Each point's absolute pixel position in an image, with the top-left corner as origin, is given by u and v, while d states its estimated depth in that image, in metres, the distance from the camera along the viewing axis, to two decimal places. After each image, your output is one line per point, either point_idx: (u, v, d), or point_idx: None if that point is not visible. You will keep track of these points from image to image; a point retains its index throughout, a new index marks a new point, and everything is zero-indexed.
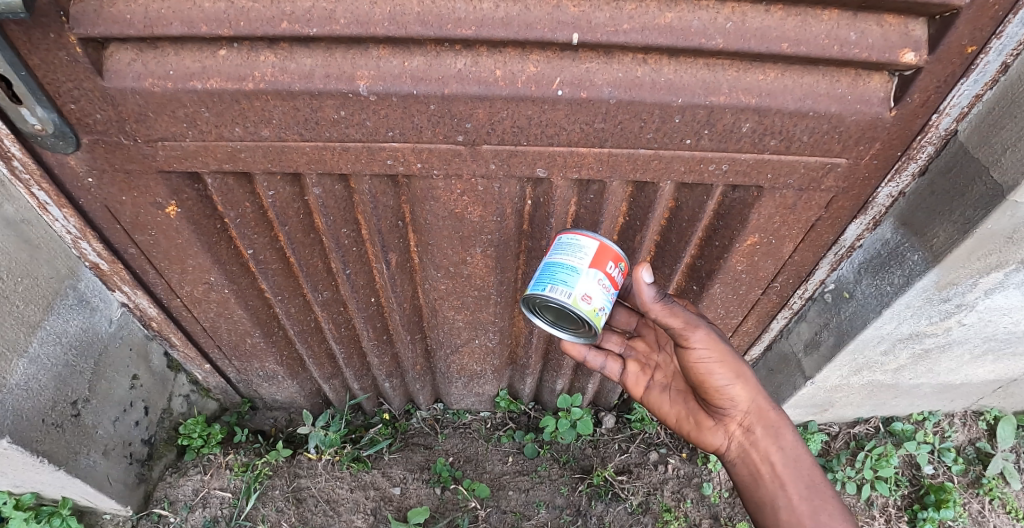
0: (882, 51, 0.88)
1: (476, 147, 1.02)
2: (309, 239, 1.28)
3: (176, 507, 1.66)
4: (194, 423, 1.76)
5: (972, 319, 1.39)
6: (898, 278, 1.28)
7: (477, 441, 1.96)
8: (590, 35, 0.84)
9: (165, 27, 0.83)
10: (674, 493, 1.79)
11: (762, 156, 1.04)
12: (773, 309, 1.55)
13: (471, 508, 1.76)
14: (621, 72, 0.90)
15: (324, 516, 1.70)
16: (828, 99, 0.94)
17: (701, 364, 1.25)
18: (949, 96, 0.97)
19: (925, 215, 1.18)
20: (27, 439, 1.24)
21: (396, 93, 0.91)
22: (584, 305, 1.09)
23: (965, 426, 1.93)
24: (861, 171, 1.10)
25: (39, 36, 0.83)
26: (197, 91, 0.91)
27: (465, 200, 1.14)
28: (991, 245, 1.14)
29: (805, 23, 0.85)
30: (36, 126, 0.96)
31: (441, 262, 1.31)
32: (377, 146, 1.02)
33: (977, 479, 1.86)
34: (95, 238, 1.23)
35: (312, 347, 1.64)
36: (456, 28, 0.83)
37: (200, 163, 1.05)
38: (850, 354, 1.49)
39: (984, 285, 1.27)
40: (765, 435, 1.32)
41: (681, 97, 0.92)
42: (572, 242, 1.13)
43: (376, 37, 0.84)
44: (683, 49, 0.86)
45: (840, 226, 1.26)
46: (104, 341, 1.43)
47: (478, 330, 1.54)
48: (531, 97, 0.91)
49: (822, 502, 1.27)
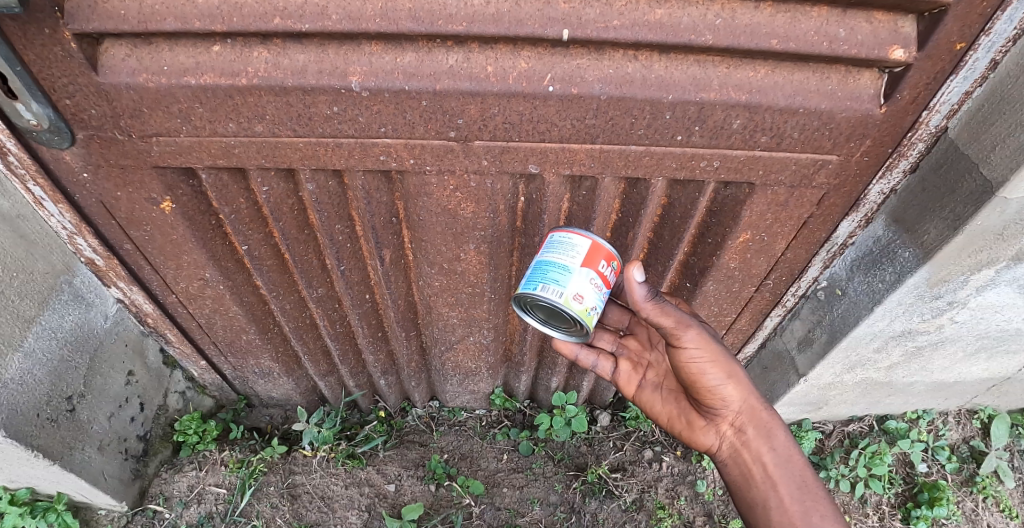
0: (872, 48, 0.88)
1: (469, 144, 1.03)
2: (304, 236, 1.29)
3: (172, 503, 1.66)
4: (190, 420, 1.77)
5: (963, 317, 1.40)
6: (890, 275, 1.28)
7: (472, 438, 1.97)
8: (581, 31, 0.85)
9: (159, 22, 0.84)
10: (668, 491, 1.79)
11: (753, 153, 1.05)
12: (766, 307, 1.56)
13: (465, 505, 1.76)
14: (612, 68, 0.90)
15: (319, 513, 1.71)
16: (818, 95, 0.94)
17: (693, 363, 1.25)
18: (938, 93, 0.98)
19: (916, 213, 1.19)
20: (22, 433, 1.24)
21: (388, 88, 0.91)
22: (575, 304, 1.09)
23: (959, 425, 1.93)
24: (851, 168, 1.11)
25: (34, 31, 0.84)
26: (192, 87, 0.92)
27: (458, 197, 1.15)
28: (981, 241, 1.15)
29: (795, 19, 0.85)
30: (31, 121, 0.97)
31: (435, 259, 1.31)
32: (370, 142, 1.03)
33: (971, 478, 1.86)
34: (91, 234, 1.24)
35: (308, 344, 1.65)
36: (448, 24, 0.83)
37: (194, 158, 1.06)
38: (843, 352, 1.50)
39: (976, 282, 1.28)
40: (756, 435, 1.32)
41: (672, 94, 0.93)
42: (564, 240, 1.14)
43: (368, 33, 0.85)
44: (674, 45, 0.87)
45: (833, 223, 1.26)
46: (100, 337, 1.44)
47: (473, 328, 1.55)
48: (523, 93, 0.92)
49: (813, 503, 1.27)
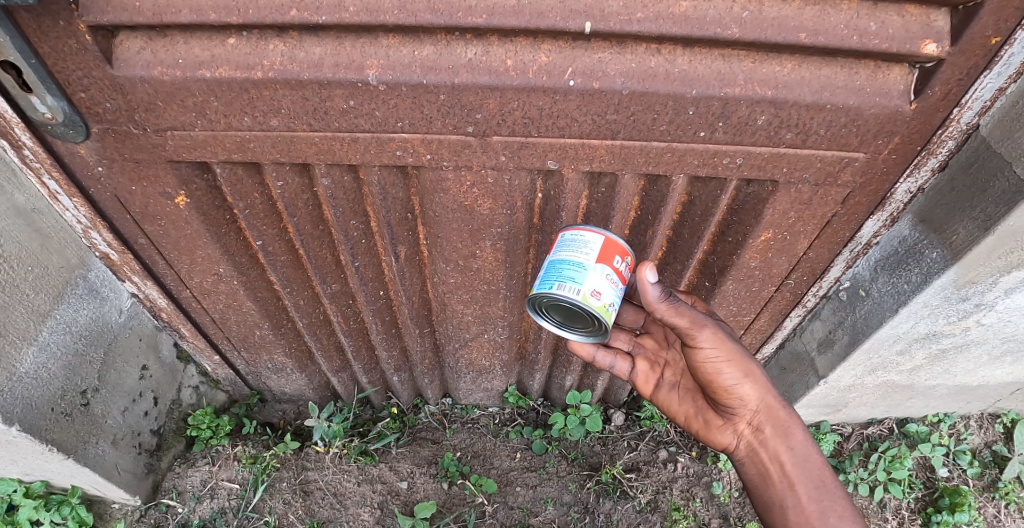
0: (903, 43, 0.85)
1: (486, 139, 1.01)
2: (318, 231, 1.28)
3: (184, 497, 1.67)
4: (202, 414, 1.77)
5: (990, 319, 1.36)
6: (916, 276, 1.25)
7: (485, 436, 1.95)
8: (603, 24, 0.82)
9: (174, 14, 0.82)
10: (683, 492, 1.78)
11: (777, 150, 1.02)
12: (785, 308, 1.53)
13: (478, 504, 1.75)
14: (634, 62, 0.88)
15: (331, 509, 1.70)
16: (847, 91, 0.91)
17: (709, 363, 1.23)
18: (971, 90, 0.94)
19: (944, 212, 1.15)
20: (37, 427, 1.25)
21: (405, 82, 0.89)
22: (594, 301, 1.07)
23: (980, 429, 1.90)
24: (878, 166, 1.08)
25: (49, 23, 0.83)
26: (207, 80, 0.90)
27: (475, 193, 1.13)
28: (1013, 243, 1.10)
29: (823, 12, 0.82)
30: (46, 115, 0.97)
31: (450, 256, 1.30)
32: (386, 137, 1.01)
33: (993, 483, 1.82)
34: (105, 227, 1.23)
35: (321, 340, 1.64)
36: (467, 16, 0.81)
37: (209, 153, 1.05)
38: (865, 353, 1.47)
39: (1005, 285, 1.24)
40: (774, 434, 1.30)
41: (695, 89, 0.90)
42: (576, 238, 1.11)
43: (386, 25, 0.83)
44: (698, 39, 0.84)
45: (857, 223, 1.23)
46: (114, 331, 1.44)
47: (487, 325, 1.53)
48: (543, 88, 0.90)
49: (830, 503, 1.25)
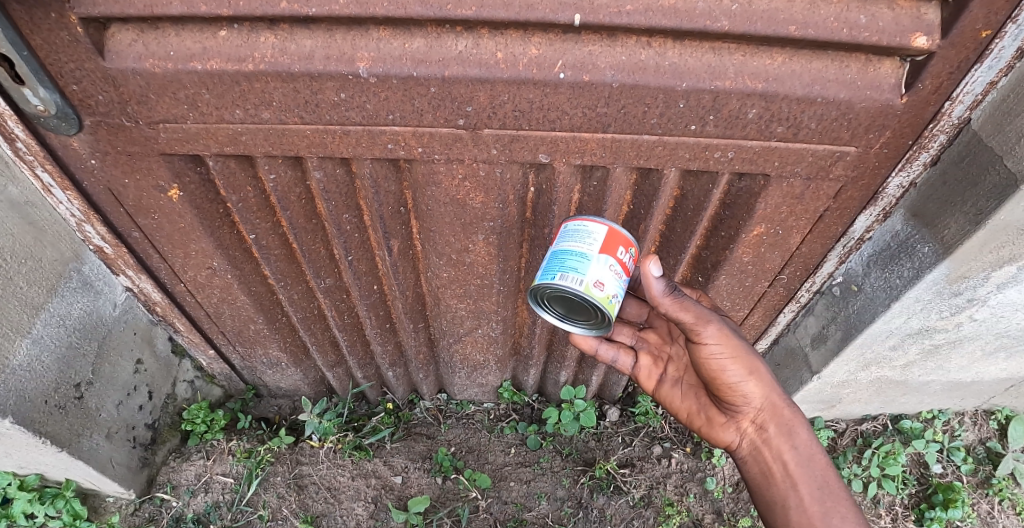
0: (893, 36, 0.85)
1: (477, 132, 1.01)
2: (311, 225, 1.28)
3: (179, 491, 1.67)
4: (197, 408, 1.78)
5: (983, 315, 1.36)
6: (908, 271, 1.25)
7: (479, 432, 1.96)
8: (593, 16, 0.82)
9: (165, 7, 0.82)
10: (677, 488, 1.78)
11: (768, 144, 1.02)
12: (779, 303, 1.54)
13: (471, 499, 1.75)
14: (624, 55, 0.88)
15: (325, 504, 1.71)
16: (838, 84, 0.91)
17: (713, 359, 1.23)
18: (962, 83, 0.95)
19: (936, 207, 1.15)
20: (30, 420, 1.25)
21: (396, 75, 0.90)
22: (596, 291, 1.07)
23: (975, 425, 1.90)
24: (870, 160, 1.08)
25: (41, 15, 0.83)
26: (198, 73, 0.91)
27: (467, 187, 1.13)
28: (1004, 237, 1.11)
29: (813, 6, 0.82)
30: (39, 107, 0.97)
31: (443, 250, 1.30)
32: (378, 130, 1.01)
33: (987, 479, 1.82)
34: (99, 221, 1.24)
35: (316, 335, 1.65)
36: (456, 9, 0.81)
37: (201, 146, 1.05)
38: (858, 349, 1.47)
39: (996, 280, 1.24)
40: (778, 433, 1.29)
41: (685, 82, 0.90)
42: (580, 229, 1.11)
43: (376, 17, 0.83)
44: (687, 31, 0.84)
45: (849, 218, 1.24)
46: (108, 325, 1.45)
47: (481, 319, 1.53)
48: (534, 80, 0.90)
49: (834, 503, 1.25)
